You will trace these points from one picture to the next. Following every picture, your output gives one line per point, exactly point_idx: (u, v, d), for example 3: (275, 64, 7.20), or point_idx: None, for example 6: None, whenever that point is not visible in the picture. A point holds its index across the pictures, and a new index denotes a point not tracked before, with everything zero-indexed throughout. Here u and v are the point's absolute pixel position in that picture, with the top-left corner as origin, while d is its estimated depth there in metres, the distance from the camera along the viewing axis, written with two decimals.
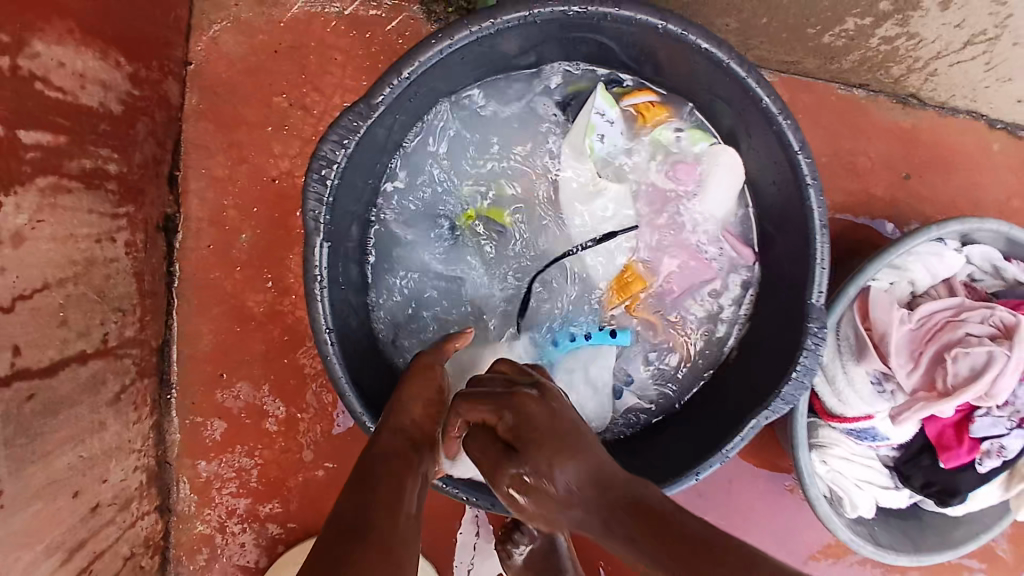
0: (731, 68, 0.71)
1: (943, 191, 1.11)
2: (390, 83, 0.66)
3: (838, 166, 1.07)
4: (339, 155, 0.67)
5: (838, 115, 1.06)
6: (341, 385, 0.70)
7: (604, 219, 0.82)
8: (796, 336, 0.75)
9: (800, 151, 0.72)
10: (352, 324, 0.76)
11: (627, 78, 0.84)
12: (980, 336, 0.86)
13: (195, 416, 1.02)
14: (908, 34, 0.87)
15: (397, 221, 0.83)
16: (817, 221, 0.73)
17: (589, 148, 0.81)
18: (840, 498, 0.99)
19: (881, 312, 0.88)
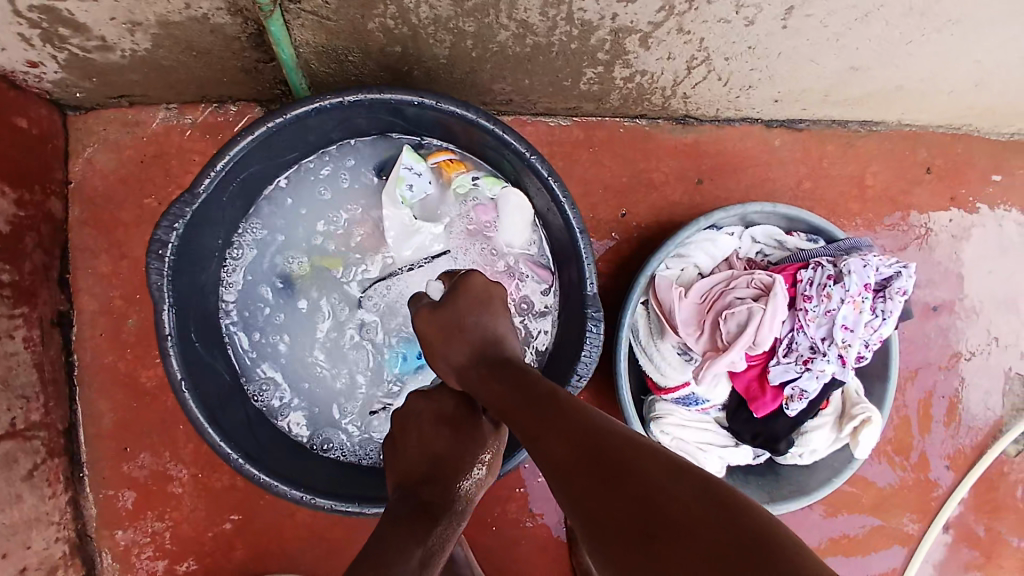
0: (481, 123, 0.90)
1: (731, 189, 1.31)
2: (208, 175, 0.83)
3: (638, 183, 1.27)
4: (172, 236, 0.83)
5: (629, 144, 1.27)
6: (200, 423, 0.84)
7: (420, 255, 0.98)
8: (581, 326, 0.94)
9: (552, 178, 0.91)
10: (211, 373, 0.90)
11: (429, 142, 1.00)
12: (746, 298, 1.00)
13: (107, 489, 1.13)
14: (640, 71, 1.05)
15: (249, 286, 0.97)
16: (576, 228, 0.92)
17: (401, 198, 0.96)
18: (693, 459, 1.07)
19: (665, 293, 1.03)
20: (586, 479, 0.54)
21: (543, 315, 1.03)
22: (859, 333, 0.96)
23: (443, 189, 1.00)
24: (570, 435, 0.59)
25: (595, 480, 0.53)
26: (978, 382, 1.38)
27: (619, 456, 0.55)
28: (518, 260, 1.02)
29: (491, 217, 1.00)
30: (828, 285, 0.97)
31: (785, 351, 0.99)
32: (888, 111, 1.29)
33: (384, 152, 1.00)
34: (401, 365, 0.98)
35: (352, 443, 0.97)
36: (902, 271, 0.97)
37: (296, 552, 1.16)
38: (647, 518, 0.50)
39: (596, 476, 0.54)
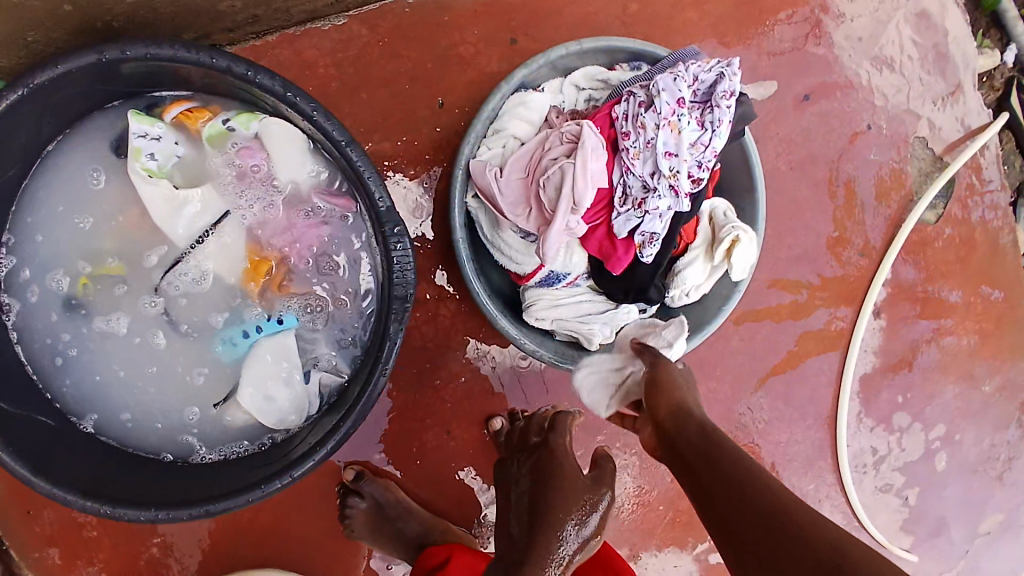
0: (185, 57, 0.79)
1: (553, 37, 1.16)
2: None
3: (448, 65, 1.13)
4: None
5: (422, 23, 1.11)
6: (28, 477, 0.80)
7: (198, 224, 0.88)
8: (386, 242, 0.85)
9: (288, 91, 0.80)
10: (23, 425, 0.84)
11: (157, 97, 0.88)
12: (559, 156, 0.89)
13: (30, 553, 1.11)
14: None
15: (39, 322, 0.89)
16: (337, 136, 0.82)
17: (148, 171, 0.86)
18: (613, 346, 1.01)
19: (480, 179, 0.94)
20: (725, 506, 0.66)
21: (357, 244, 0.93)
22: (687, 155, 0.86)
23: (197, 145, 0.89)
24: (730, 466, 0.69)
25: (732, 506, 0.66)
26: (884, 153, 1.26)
27: (804, 533, 0.60)
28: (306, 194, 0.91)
29: (258, 157, 0.89)
30: (641, 113, 0.87)
31: (620, 200, 0.90)
32: None
33: (119, 129, 0.89)
34: (230, 346, 0.91)
35: (208, 440, 0.92)
36: (722, 72, 0.85)
37: (236, 549, 1.14)
38: (769, 513, 0.63)
39: (739, 495, 0.66)
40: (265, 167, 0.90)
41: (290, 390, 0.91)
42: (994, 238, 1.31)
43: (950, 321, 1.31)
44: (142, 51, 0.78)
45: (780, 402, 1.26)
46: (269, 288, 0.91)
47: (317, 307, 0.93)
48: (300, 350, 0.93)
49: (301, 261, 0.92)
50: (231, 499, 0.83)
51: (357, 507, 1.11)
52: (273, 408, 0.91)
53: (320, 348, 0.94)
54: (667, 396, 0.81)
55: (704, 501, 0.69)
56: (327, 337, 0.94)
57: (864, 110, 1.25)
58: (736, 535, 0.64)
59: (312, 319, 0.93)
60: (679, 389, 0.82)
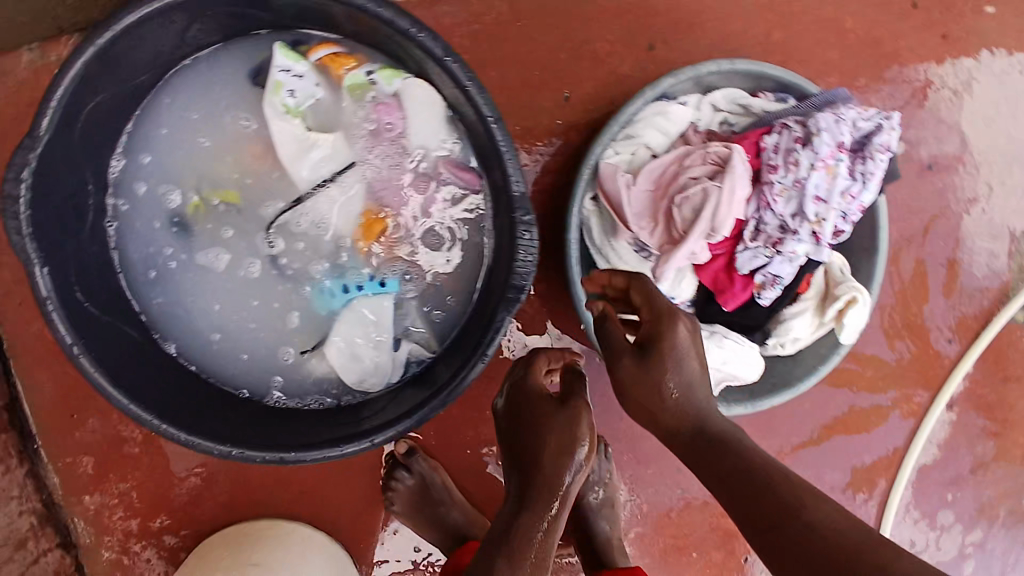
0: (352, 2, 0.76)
1: (689, 55, 1.13)
2: (46, 112, 0.71)
3: (580, 60, 1.10)
4: (23, 189, 0.70)
5: (564, 12, 1.09)
6: (105, 389, 0.76)
7: (323, 170, 0.86)
8: (512, 227, 0.82)
9: (447, 57, 0.77)
10: (109, 332, 0.81)
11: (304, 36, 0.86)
12: (700, 176, 0.87)
13: (65, 458, 1.09)
14: None
15: (144, 233, 0.87)
16: (488, 113, 0.79)
17: (286, 107, 0.85)
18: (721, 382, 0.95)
19: (607, 184, 0.91)
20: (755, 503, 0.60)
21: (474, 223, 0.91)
22: (835, 204, 0.85)
23: (336, 91, 0.87)
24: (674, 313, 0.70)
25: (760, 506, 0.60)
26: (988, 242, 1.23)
27: (751, 467, 0.63)
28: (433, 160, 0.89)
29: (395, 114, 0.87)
30: (795, 149, 0.85)
31: (752, 235, 0.88)
32: None
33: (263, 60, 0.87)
34: (327, 299, 0.89)
35: (287, 388, 0.90)
36: (881, 124, 0.84)
37: (268, 497, 1.13)
38: (737, 461, 0.63)
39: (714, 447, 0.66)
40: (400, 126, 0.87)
41: (376, 356, 0.90)
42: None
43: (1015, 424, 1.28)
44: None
45: (836, 467, 1.23)
46: (378, 248, 0.89)
47: (421, 277, 0.91)
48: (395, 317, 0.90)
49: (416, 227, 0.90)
50: (313, 452, 0.79)
51: (404, 483, 1.10)
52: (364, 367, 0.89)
53: (414, 320, 0.92)
54: (659, 377, 0.68)
55: (684, 454, 0.68)
56: (423, 310, 0.92)
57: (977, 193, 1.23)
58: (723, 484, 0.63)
59: (412, 289, 0.91)
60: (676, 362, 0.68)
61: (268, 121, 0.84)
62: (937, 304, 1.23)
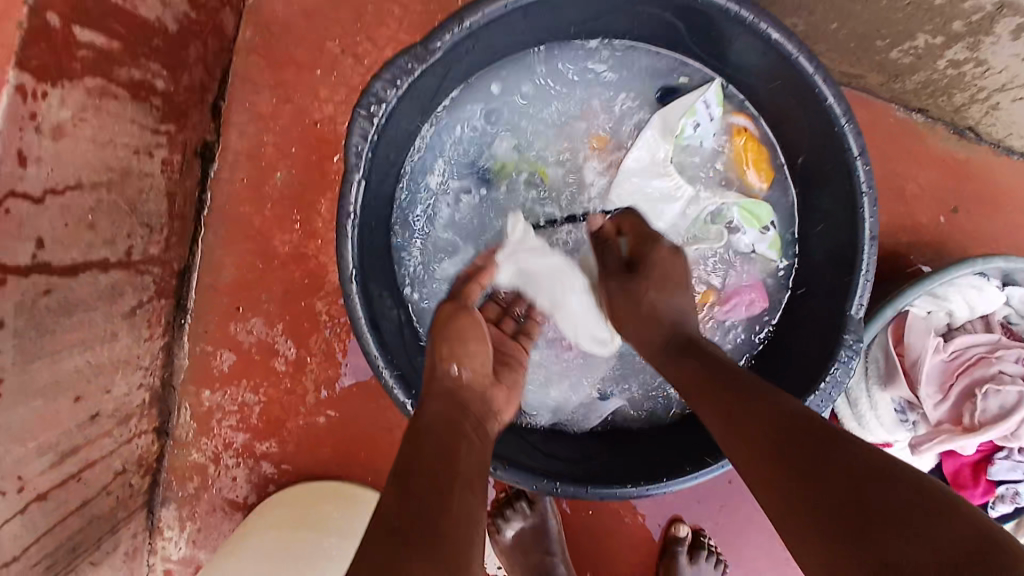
0: (799, 63, 0.69)
1: (991, 235, 1.05)
2: (451, 30, 0.66)
3: (884, 194, 1.04)
4: (390, 95, 0.67)
5: (893, 139, 1.03)
6: (360, 326, 0.70)
7: (652, 201, 0.82)
8: (829, 348, 0.72)
9: (859, 156, 0.70)
10: (378, 266, 0.77)
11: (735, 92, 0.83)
12: (1015, 376, 0.82)
13: (206, 345, 1.02)
14: (977, 59, 0.82)
15: (439, 175, 0.84)
16: (868, 230, 0.70)
17: (680, 130, 0.81)
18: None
19: (917, 337, 0.84)
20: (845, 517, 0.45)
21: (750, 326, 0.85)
22: None
23: (717, 155, 0.84)
24: (769, 394, 0.56)
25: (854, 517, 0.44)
26: None
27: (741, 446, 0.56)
28: (751, 273, 0.84)
29: (749, 226, 0.82)
30: None
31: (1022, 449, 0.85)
32: None
33: (644, 69, 0.83)
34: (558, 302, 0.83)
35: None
36: None
37: (384, 470, 1.05)
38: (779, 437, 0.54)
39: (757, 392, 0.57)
40: (747, 237, 0.83)
41: (568, 391, 0.86)
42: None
43: None
44: (748, 18, 0.68)
45: None
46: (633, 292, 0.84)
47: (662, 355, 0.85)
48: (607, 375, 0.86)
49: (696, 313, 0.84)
50: (519, 475, 0.74)
51: (517, 519, 1.05)
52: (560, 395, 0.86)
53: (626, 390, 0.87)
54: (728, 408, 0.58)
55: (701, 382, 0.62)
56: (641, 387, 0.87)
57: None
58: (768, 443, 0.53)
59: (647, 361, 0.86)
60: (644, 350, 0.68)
61: (649, 126, 0.81)
62: None
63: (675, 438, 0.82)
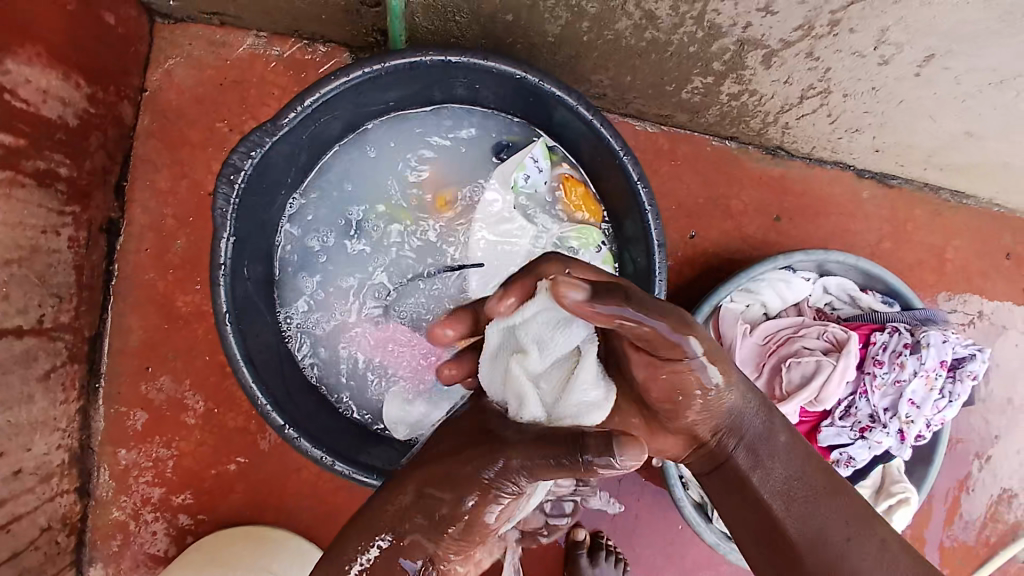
0: (579, 111, 0.88)
1: (809, 233, 1.24)
2: (294, 110, 0.80)
3: (714, 209, 1.21)
4: (246, 164, 0.80)
5: (716, 164, 1.21)
6: (236, 361, 0.81)
7: (502, 241, 0.95)
8: None
9: (640, 182, 0.89)
10: (256, 311, 0.88)
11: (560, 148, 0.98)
12: (815, 348, 0.96)
13: (119, 406, 1.10)
14: (749, 90, 1.00)
15: (314, 231, 0.95)
16: (654, 238, 0.89)
17: (514, 181, 0.96)
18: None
19: (728, 327, 1.01)
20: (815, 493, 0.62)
21: None
22: (924, 411, 0.93)
23: (552, 198, 0.99)
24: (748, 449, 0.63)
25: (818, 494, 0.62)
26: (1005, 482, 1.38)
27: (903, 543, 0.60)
28: None
29: (585, 249, 0.97)
30: (903, 353, 0.93)
31: (842, 414, 0.96)
32: (985, 187, 1.25)
33: (485, 128, 0.98)
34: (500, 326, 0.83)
35: (365, 411, 0.96)
36: (978, 354, 0.95)
37: (297, 506, 1.13)
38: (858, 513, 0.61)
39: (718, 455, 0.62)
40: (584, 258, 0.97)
41: (427, 407, 0.93)
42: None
43: None
44: (536, 82, 0.86)
45: None
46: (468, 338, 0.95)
47: None
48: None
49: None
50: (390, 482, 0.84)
51: None
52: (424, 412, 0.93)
53: None
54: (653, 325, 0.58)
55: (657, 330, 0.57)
56: None
57: (999, 428, 1.38)
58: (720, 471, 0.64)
59: None
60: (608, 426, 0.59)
61: (489, 181, 0.96)
62: (936, 528, 1.37)
63: None
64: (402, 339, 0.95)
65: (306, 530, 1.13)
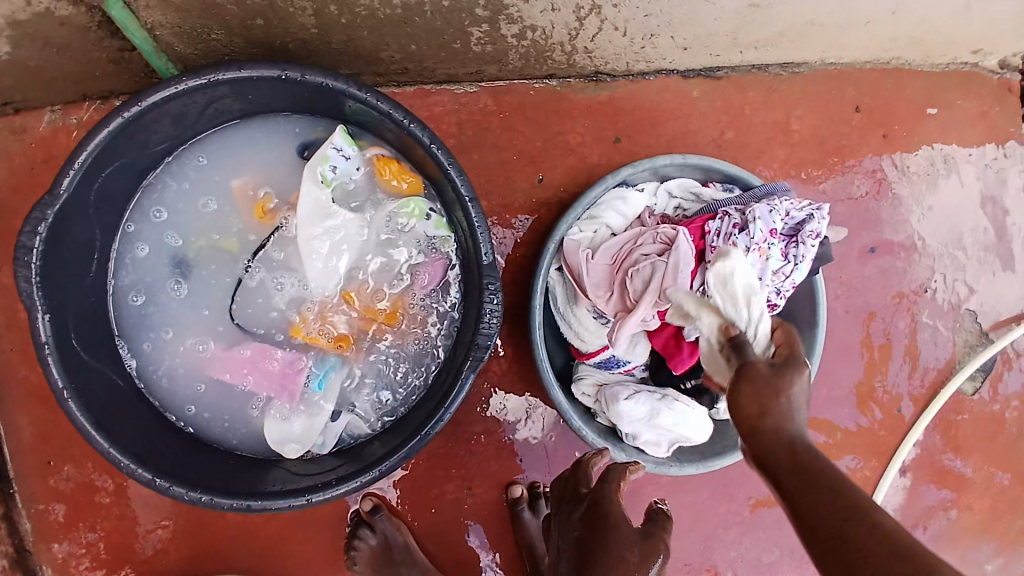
0: (354, 93, 0.88)
1: (652, 145, 1.26)
2: (67, 175, 0.81)
3: (554, 148, 1.23)
4: (37, 241, 0.81)
5: (542, 106, 1.23)
6: (88, 431, 0.82)
7: (331, 238, 0.95)
8: (480, 293, 0.91)
9: (433, 144, 0.89)
10: (101, 378, 0.89)
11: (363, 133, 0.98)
12: (651, 253, 0.98)
13: (38, 504, 1.11)
14: (528, 27, 1.02)
15: (143, 286, 0.96)
16: (463, 192, 0.89)
17: (323, 176, 0.94)
18: (675, 443, 1.07)
19: (571, 256, 1.02)
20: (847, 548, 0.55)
21: (444, 303, 1.00)
22: (767, 282, 0.95)
23: (372, 182, 0.99)
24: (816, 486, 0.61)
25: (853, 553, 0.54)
26: (915, 323, 1.43)
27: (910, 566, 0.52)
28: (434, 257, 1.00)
29: (415, 220, 0.98)
30: (733, 234, 0.95)
31: None
32: (806, 50, 1.27)
33: (287, 137, 0.99)
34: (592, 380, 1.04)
35: (246, 441, 0.97)
36: (814, 213, 0.93)
37: (238, 548, 1.14)
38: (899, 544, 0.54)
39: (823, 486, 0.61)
40: (417, 229, 0.99)
41: (308, 419, 0.96)
42: (976, 418, 1.46)
43: (949, 494, 1.44)
44: (300, 77, 0.86)
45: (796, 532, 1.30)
46: (316, 342, 0.97)
47: (377, 358, 0.99)
48: (338, 394, 0.98)
49: (371, 338, 0.98)
50: (273, 499, 0.86)
51: (366, 542, 1.12)
52: (309, 425, 0.96)
53: (362, 402, 0.99)
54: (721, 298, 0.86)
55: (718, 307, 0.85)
56: (372, 390, 0.99)
57: (898, 273, 1.42)
58: (772, 477, 0.64)
59: (367, 373, 0.99)
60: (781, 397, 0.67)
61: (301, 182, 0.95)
62: (865, 383, 1.42)
63: (417, 414, 0.96)
64: (254, 356, 0.95)
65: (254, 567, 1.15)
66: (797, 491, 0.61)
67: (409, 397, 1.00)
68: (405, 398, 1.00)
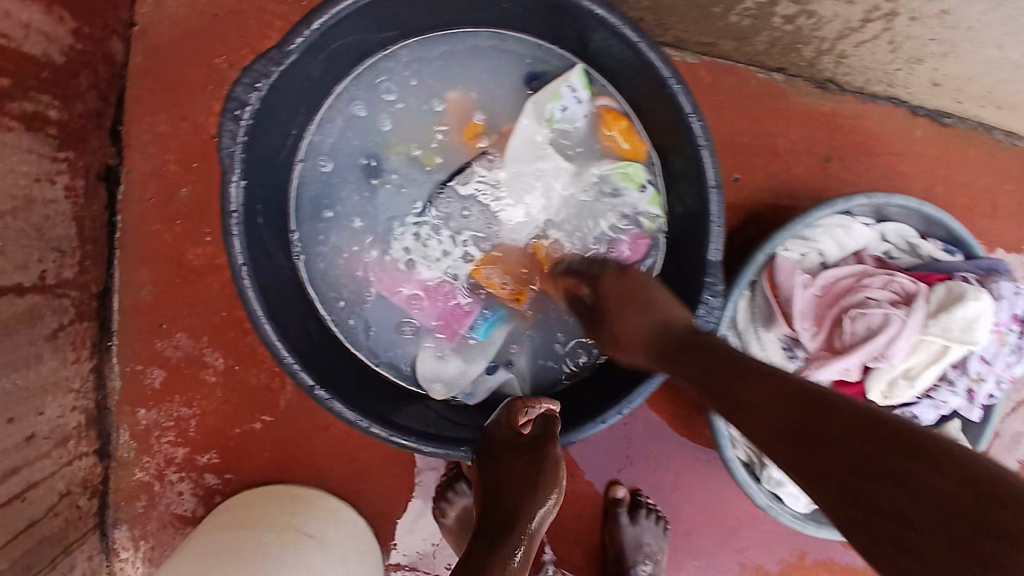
0: (624, 33, 0.74)
1: (860, 174, 1.15)
2: (300, 33, 0.70)
3: (758, 148, 1.13)
4: (252, 98, 0.72)
5: (757, 99, 1.12)
6: (257, 317, 0.74)
7: (541, 183, 0.88)
8: (695, 291, 0.80)
9: (693, 114, 0.76)
10: (273, 261, 0.81)
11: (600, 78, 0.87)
12: (881, 301, 0.92)
13: (135, 365, 1.05)
14: (806, 12, 0.91)
15: (330, 180, 0.88)
16: (711, 179, 0.77)
17: (549, 115, 0.88)
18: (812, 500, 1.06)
19: (787, 277, 0.95)
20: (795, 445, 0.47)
21: None
22: (994, 367, 0.94)
23: (593, 134, 0.90)
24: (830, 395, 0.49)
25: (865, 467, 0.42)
26: None
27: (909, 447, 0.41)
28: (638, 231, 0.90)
29: (628, 189, 0.89)
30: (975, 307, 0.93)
31: None
32: None
33: (519, 59, 0.89)
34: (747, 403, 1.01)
35: (393, 366, 0.90)
36: None
37: (326, 464, 1.09)
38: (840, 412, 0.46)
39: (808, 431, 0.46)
40: (628, 199, 0.90)
41: (464, 364, 0.90)
42: None
43: None
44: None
45: None
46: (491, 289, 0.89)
47: (548, 323, 0.90)
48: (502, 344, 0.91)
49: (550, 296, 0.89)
50: (427, 445, 0.78)
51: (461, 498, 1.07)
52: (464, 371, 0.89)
53: (520, 362, 0.91)
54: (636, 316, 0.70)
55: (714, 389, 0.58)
56: (534, 354, 0.91)
57: None
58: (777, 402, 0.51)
59: (533, 337, 0.91)
60: (647, 293, 0.71)
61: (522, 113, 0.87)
62: None
63: (579, 401, 0.86)
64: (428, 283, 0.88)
65: (335, 487, 1.10)
66: (732, 397, 0.55)
67: (571, 374, 0.91)
68: (565, 373, 0.91)
